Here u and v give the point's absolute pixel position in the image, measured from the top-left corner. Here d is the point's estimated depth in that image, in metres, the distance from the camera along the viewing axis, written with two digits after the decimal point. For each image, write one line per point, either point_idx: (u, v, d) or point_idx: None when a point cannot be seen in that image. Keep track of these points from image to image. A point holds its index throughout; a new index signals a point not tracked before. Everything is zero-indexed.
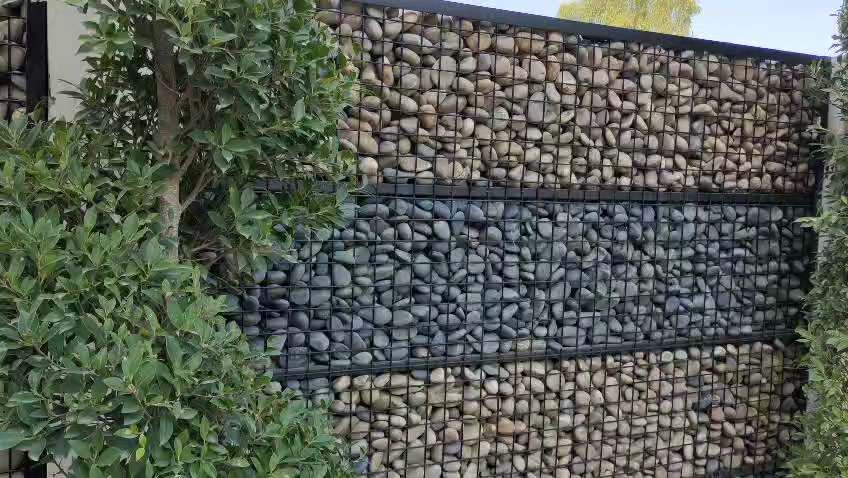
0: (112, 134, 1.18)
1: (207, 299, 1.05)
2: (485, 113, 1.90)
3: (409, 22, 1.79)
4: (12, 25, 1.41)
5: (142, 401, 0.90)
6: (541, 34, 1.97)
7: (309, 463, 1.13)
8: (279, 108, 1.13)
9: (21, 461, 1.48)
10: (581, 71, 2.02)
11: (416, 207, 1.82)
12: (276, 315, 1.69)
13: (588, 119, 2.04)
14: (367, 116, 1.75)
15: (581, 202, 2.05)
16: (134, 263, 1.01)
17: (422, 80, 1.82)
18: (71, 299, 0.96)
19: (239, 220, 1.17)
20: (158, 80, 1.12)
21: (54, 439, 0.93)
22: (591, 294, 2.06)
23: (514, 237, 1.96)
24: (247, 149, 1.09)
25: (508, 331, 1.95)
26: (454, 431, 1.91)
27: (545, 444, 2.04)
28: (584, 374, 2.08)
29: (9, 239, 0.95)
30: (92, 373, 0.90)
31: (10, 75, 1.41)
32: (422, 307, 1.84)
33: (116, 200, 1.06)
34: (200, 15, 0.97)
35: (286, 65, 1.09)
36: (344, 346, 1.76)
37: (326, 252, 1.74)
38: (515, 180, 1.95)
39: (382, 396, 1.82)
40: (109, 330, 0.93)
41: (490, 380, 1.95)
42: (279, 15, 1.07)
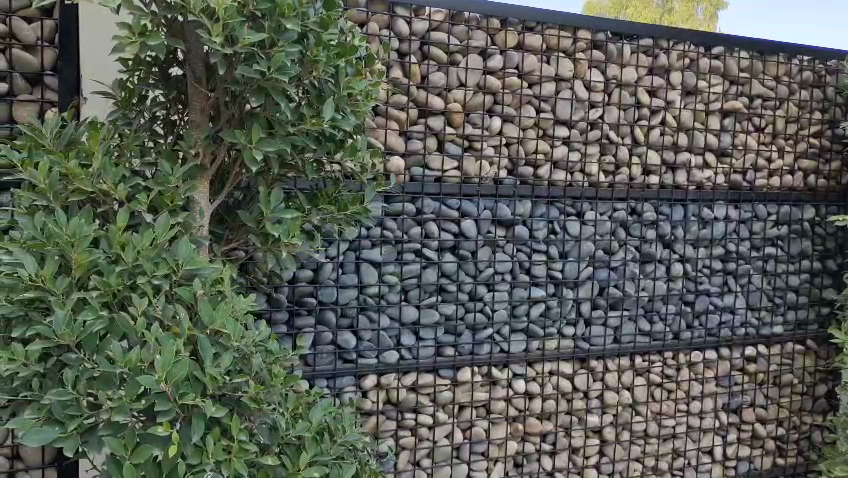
0: (144, 134, 1.19)
1: (237, 298, 1.05)
2: (512, 111, 1.89)
3: (436, 20, 1.78)
4: (44, 26, 1.43)
5: (175, 400, 0.91)
6: (569, 31, 1.95)
7: (338, 461, 1.13)
8: (309, 107, 1.13)
9: (54, 456, 1.51)
10: (609, 68, 2.00)
11: (443, 205, 1.82)
12: (304, 313, 1.70)
13: (616, 116, 2.02)
14: (395, 114, 1.75)
15: (610, 201, 2.03)
16: (165, 262, 1.01)
17: (449, 79, 1.81)
18: (105, 298, 0.97)
19: (268, 219, 1.18)
20: (190, 80, 1.13)
21: (88, 436, 0.93)
22: (619, 293, 2.05)
23: (541, 236, 1.95)
24: (276, 149, 1.09)
25: (536, 330, 1.94)
26: (481, 430, 1.90)
27: (572, 444, 2.03)
28: (612, 373, 2.07)
29: (44, 238, 0.99)
30: (125, 371, 0.91)
31: (43, 76, 1.44)
32: (449, 305, 1.84)
33: (148, 199, 1.07)
34: (231, 15, 0.98)
35: (316, 65, 1.09)
36: (372, 344, 1.76)
37: (353, 251, 1.74)
38: (542, 178, 1.94)
39: (409, 395, 1.82)
40: (142, 329, 0.95)
41: (517, 379, 1.95)
42: (309, 14, 1.07)
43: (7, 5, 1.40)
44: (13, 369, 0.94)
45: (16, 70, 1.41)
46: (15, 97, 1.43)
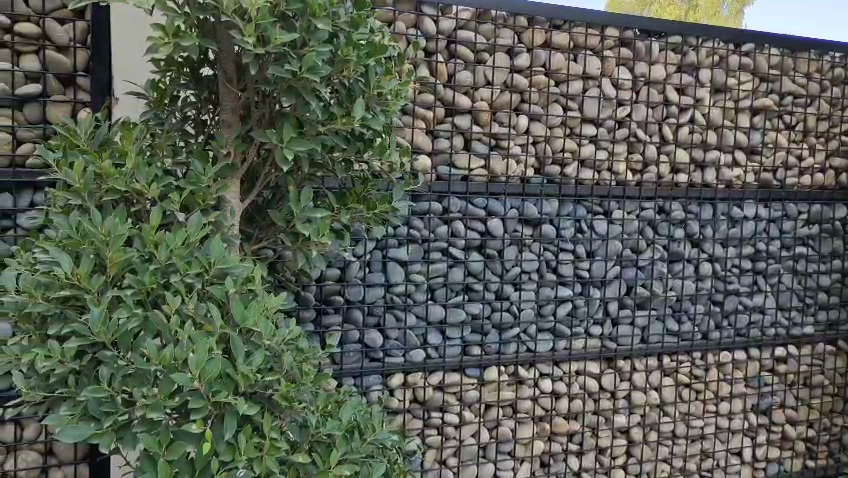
0: (175, 134, 1.20)
1: (268, 297, 1.06)
2: (539, 109, 1.88)
3: (463, 18, 1.78)
4: (77, 27, 1.46)
5: (208, 397, 0.92)
6: (596, 28, 1.94)
7: (369, 460, 1.14)
8: (339, 107, 1.14)
9: (86, 454, 1.53)
10: (637, 66, 1.99)
11: (470, 204, 1.82)
12: (331, 312, 1.70)
13: (644, 114, 2.00)
14: (422, 113, 1.75)
15: (637, 200, 2.02)
16: (198, 260, 1.02)
17: (476, 77, 1.81)
18: (139, 296, 0.98)
19: (298, 218, 1.19)
20: (221, 81, 1.13)
21: (123, 433, 0.94)
22: (647, 292, 2.03)
23: (568, 235, 1.94)
24: (307, 148, 1.10)
25: (563, 329, 1.93)
26: (507, 429, 1.90)
27: (599, 444, 2.02)
28: (640, 373, 2.05)
29: (79, 237, 1.00)
30: (160, 369, 0.92)
31: (76, 77, 1.46)
32: (475, 304, 1.84)
33: (180, 198, 1.08)
34: (263, 16, 0.98)
35: (346, 65, 1.09)
36: (398, 343, 1.77)
37: (380, 250, 1.75)
38: (569, 177, 1.93)
39: (435, 394, 1.82)
40: (175, 327, 0.96)
41: (544, 378, 1.94)
42: (340, 14, 1.08)
43: (41, 7, 1.43)
44: (50, 366, 0.96)
45: (49, 70, 1.44)
46: (48, 98, 1.45)
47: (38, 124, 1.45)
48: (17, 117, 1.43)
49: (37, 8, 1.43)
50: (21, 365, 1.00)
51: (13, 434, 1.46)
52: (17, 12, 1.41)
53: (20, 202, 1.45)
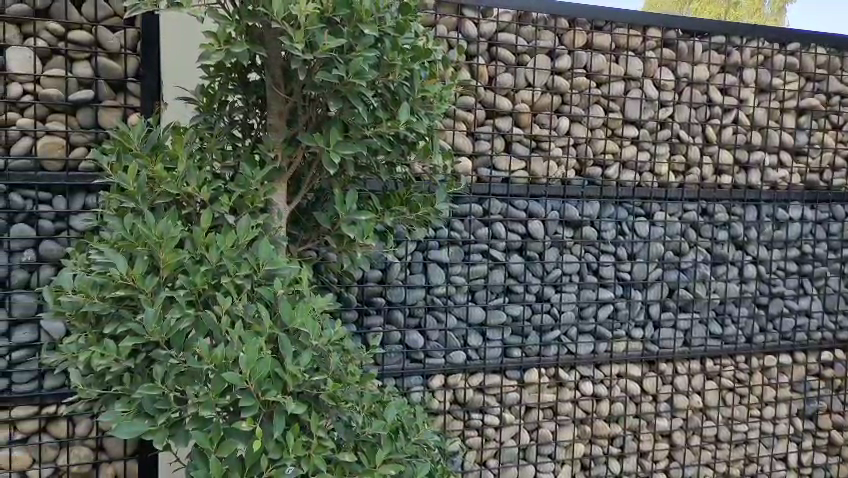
0: (224, 138, 1.23)
1: (315, 297, 1.08)
2: (580, 111, 1.88)
3: (504, 21, 1.79)
4: (128, 34, 1.50)
5: (258, 396, 0.93)
6: (638, 29, 1.93)
7: (413, 460, 1.15)
8: (384, 110, 1.15)
9: (136, 449, 1.57)
10: (680, 66, 1.98)
11: (510, 206, 1.83)
12: (372, 313, 1.72)
13: (687, 115, 1.99)
14: (463, 116, 1.76)
15: (680, 201, 2.00)
16: (247, 262, 1.04)
17: (517, 79, 1.82)
18: (191, 296, 1.01)
19: (343, 220, 1.20)
20: (269, 86, 1.15)
21: (176, 430, 0.96)
22: (690, 295, 2.01)
23: (610, 237, 1.93)
24: (353, 151, 1.12)
25: (604, 332, 1.92)
26: (547, 431, 1.90)
27: (641, 448, 2.00)
28: (682, 377, 2.03)
29: (133, 239, 1.03)
30: (211, 368, 0.94)
31: (126, 83, 1.50)
32: (515, 307, 1.84)
33: (230, 201, 1.10)
34: (312, 22, 1.01)
35: (392, 69, 1.11)
36: (439, 345, 1.78)
37: (421, 252, 1.76)
38: (611, 178, 1.92)
39: (476, 395, 1.83)
40: (225, 327, 0.98)
41: (585, 381, 1.93)
42: (386, 19, 1.09)
43: (94, 15, 1.48)
44: (105, 365, 0.99)
45: (100, 76, 1.48)
46: (100, 103, 1.49)
47: (90, 129, 1.49)
48: (71, 121, 1.47)
49: (90, 16, 1.47)
50: (78, 364, 1.04)
51: (65, 431, 1.51)
52: (70, 20, 1.46)
53: (73, 205, 1.49)
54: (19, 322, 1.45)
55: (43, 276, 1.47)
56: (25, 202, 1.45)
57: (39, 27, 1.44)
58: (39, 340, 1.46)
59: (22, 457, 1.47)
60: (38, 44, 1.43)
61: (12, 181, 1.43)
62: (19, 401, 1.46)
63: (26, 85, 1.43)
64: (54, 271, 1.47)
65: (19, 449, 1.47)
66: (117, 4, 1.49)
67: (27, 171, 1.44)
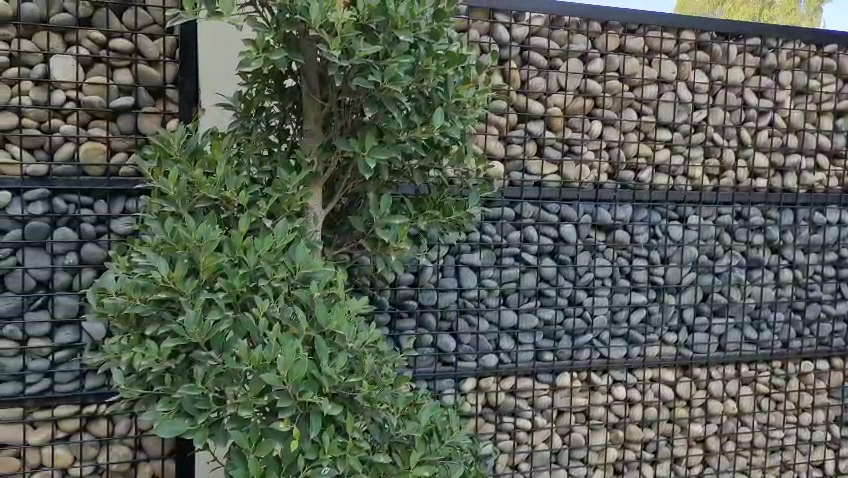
0: (261, 143, 1.25)
1: (350, 300, 1.09)
2: (613, 114, 1.87)
3: (536, 25, 1.79)
4: (167, 42, 1.53)
5: (295, 397, 0.95)
6: (672, 32, 1.92)
7: (447, 461, 1.16)
8: (419, 115, 1.16)
9: (173, 449, 1.60)
10: (715, 69, 1.96)
11: (543, 210, 1.83)
12: (405, 316, 1.73)
13: (722, 118, 1.97)
14: (495, 120, 1.77)
15: (714, 205, 1.98)
16: (284, 265, 1.05)
17: (549, 83, 1.82)
18: (230, 299, 1.03)
19: (378, 224, 1.22)
20: (305, 92, 1.18)
21: (215, 429, 0.98)
22: (724, 299, 1.99)
23: (643, 240, 1.92)
24: (387, 156, 1.13)
25: (637, 336, 1.91)
26: (580, 436, 1.89)
27: (674, 453, 1.99)
28: (717, 382, 2.01)
29: (175, 242, 1.06)
30: (250, 369, 0.96)
31: (166, 89, 1.54)
32: (548, 310, 1.84)
33: (267, 205, 1.12)
34: (348, 30, 1.03)
35: (427, 74, 1.12)
36: (471, 348, 1.78)
37: (453, 255, 1.77)
38: (644, 182, 1.91)
39: (508, 398, 1.83)
40: (263, 329, 1.00)
41: (618, 385, 1.92)
42: (421, 25, 1.10)
43: (134, 23, 1.51)
44: (146, 365, 1.02)
45: (140, 84, 1.51)
46: (139, 109, 1.52)
47: (130, 134, 1.52)
48: (112, 127, 1.51)
49: (130, 24, 1.51)
50: (120, 364, 1.07)
51: (106, 430, 1.54)
52: (111, 28, 1.50)
53: (113, 209, 1.52)
54: (61, 323, 1.49)
55: (85, 278, 1.51)
56: (68, 207, 1.49)
57: (81, 35, 1.48)
58: (81, 341, 1.50)
59: (64, 455, 1.51)
60: (81, 52, 1.47)
61: (55, 186, 1.47)
62: (62, 400, 1.50)
63: (69, 92, 1.47)
64: (95, 273, 1.51)
65: (61, 447, 1.51)
66: (156, 12, 1.53)
67: (70, 176, 1.49)
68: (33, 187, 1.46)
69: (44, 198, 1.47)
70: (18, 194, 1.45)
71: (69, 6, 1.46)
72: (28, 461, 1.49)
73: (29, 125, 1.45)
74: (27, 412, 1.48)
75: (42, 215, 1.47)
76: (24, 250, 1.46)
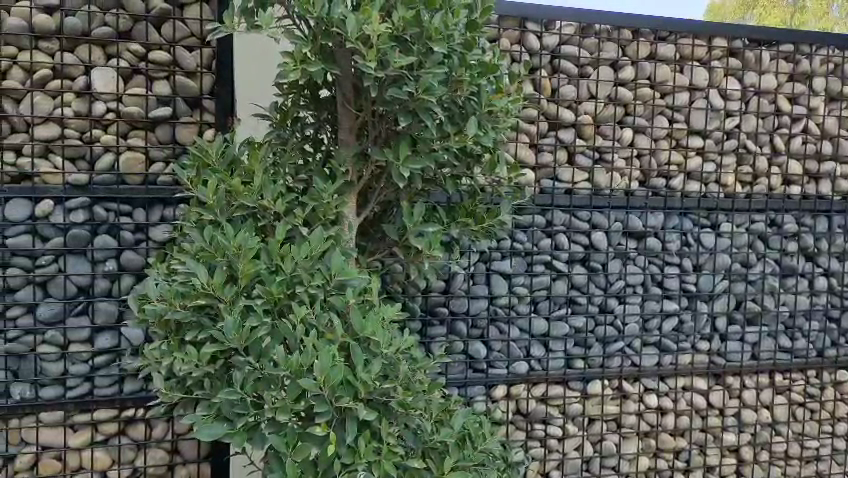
0: (297, 153, 1.27)
1: (385, 307, 1.11)
2: (644, 121, 1.87)
3: (567, 33, 1.80)
4: (204, 53, 1.57)
5: (332, 402, 0.96)
6: (704, 39, 1.92)
7: (479, 467, 1.18)
8: (452, 124, 1.18)
9: (208, 453, 1.62)
10: (747, 75, 1.96)
11: (573, 217, 1.83)
12: (436, 323, 1.74)
13: (754, 124, 1.96)
14: (526, 128, 1.78)
15: (747, 212, 1.97)
16: (320, 272, 1.07)
17: (580, 91, 1.82)
18: (269, 305, 1.05)
19: (411, 231, 1.23)
20: (340, 101, 1.20)
21: (254, 433, 1.00)
22: (758, 307, 1.98)
23: (675, 248, 1.91)
24: (422, 165, 1.15)
25: (669, 344, 1.90)
26: (611, 444, 1.88)
27: (707, 462, 1.97)
28: (750, 391, 2.00)
29: (214, 250, 1.08)
30: (288, 374, 0.98)
31: (203, 99, 1.57)
32: (579, 318, 1.84)
33: (303, 213, 1.14)
34: (384, 41, 1.05)
35: (461, 84, 1.13)
36: (502, 355, 1.79)
37: (483, 262, 1.78)
38: (676, 189, 1.90)
39: (539, 406, 1.83)
40: (300, 335, 1.02)
41: (649, 393, 1.91)
42: (455, 36, 1.12)
43: (173, 36, 1.55)
44: (187, 369, 1.05)
45: (178, 94, 1.55)
46: (177, 120, 1.55)
47: (168, 144, 1.56)
48: (150, 138, 1.55)
49: (169, 37, 1.55)
50: (161, 368, 1.10)
51: (144, 432, 1.57)
52: (151, 41, 1.53)
53: (151, 217, 1.56)
54: (101, 328, 1.53)
55: (125, 284, 1.54)
56: (108, 214, 1.52)
57: (122, 48, 1.51)
58: (120, 346, 1.54)
59: (103, 458, 1.54)
60: (121, 64, 1.51)
61: (96, 194, 1.51)
62: (102, 404, 1.53)
63: (109, 103, 1.51)
64: (134, 279, 1.55)
65: (100, 450, 1.54)
66: (194, 25, 1.56)
67: (110, 184, 1.52)
68: (75, 196, 1.50)
69: (85, 206, 1.51)
70: (60, 202, 1.49)
71: (110, 20, 1.51)
72: (68, 463, 1.53)
73: (71, 136, 1.49)
74: (68, 415, 1.52)
75: (83, 222, 1.50)
76: (66, 257, 1.50)
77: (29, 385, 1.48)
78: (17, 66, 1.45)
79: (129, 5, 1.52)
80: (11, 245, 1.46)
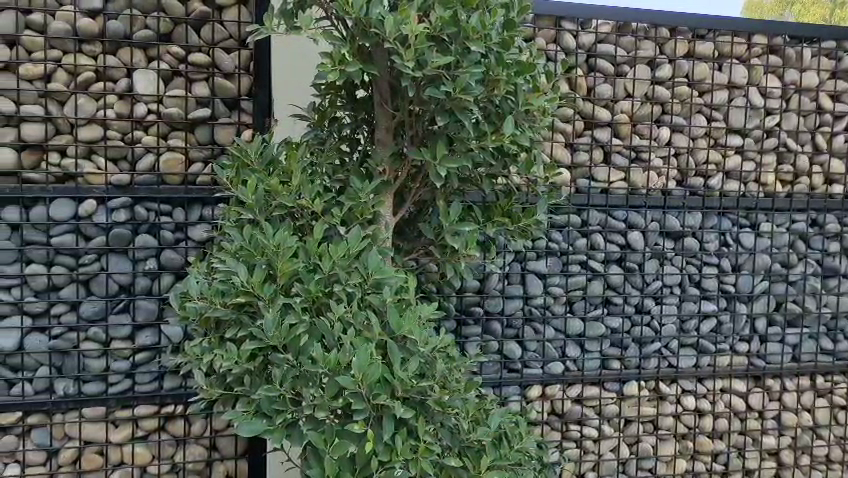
0: (334, 153, 1.28)
1: (421, 305, 1.11)
2: (682, 120, 1.85)
3: (603, 32, 1.79)
4: (242, 55, 1.59)
5: (369, 400, 0.97)
6: (743, 36, 1.89)
7: (516, 467, 1.17)
8: (489, 123, 1.18)
9: (245, 449, 1.64)
10: (787, 73, 1.93)
11: (610, 217, 1.82)
12: (471, 323, 1.74)
13: (795, 123, 1.93)
14: (561, 127, 1.77)
15: (788, 211, 1.94)
16: (358, 271, 1.08)
17: (616, 90, 1.81)
18: (307, 304, 1.06)
19: (448, 231, 1.23)
20: (376, 101, 1.21)
21: (292, 430, 1.01)
22: (799, 308, 1.94)
23: (713, 248, 1.88)
24: (458, 165, 1.15)
25: (707, 345, 1.88)
26: (648, 446, 1.87)
27: (746, 466, 1.94)
28: (791, 393, 1.96)
29: (253, 249, 1.10)
30: (326, 371, 0.99)
31: (241, 101, 1.59)
32: (615, 318, 1.82)
33: (341, 213, 1.15)
34: (421, 42, 1.06)
35: (497, 83, 1.13)
36: (537, 355, 1.78)
37: (519, 262, 1.77)
38: (714, 189, 1.88)
39: (574, 406, 1.82)
40: (338, 333, 1.03)
41: (687, 395, 1.89)
42: (492, 35, 1.12)
43: (211, 38, 1.57)
44: (227, 366, 1.06)
45: (216, 96, 1.57)
46: (216, 121, 1.58)
47: (207, 145, 1.58)
48: (190, 138, 1.57)
49: (208, 39, 1.57)
50: (202, 365, 1.11)
51: (183, 429, 1.60)
52: (190, 43, 1.56)
53: (190, 216, 1.58)
54: (142, 326, 1.55)
55: (165, 282, 1.57)
56: (149, 214, 1.55)
57: (162, 51, 1.54)
58: (160, 343, 1.56)
59: (143, 453, 1.57)
60: (161, 66, 1.54)
61: (137, 194, 1.53)
62: (142, 400, 1.56)
63: (150, 104, 1.54)
64: (173, 278, 1.57)
65: (141, 445, 1.57)
66: (233, 27, 1.58)
67: (150, 185, 1.55)
68: (118, 196, 1.53)
69: (127, 206, 1.54)
70: (103, 202, 1.52)
71: (151, 23, 1.53)
72: (110, 459, 1.56)
73: (113, 137, 1.52)
74: (109, 411, 1.55)
75: (125, 222, 1.53)
76: (108, 256, 1.53)
77: (72, 381, 1.52)
78: (62, 69, 1.49)
79: (170, 8, 1.54)
80: (56, 245, 1.50)
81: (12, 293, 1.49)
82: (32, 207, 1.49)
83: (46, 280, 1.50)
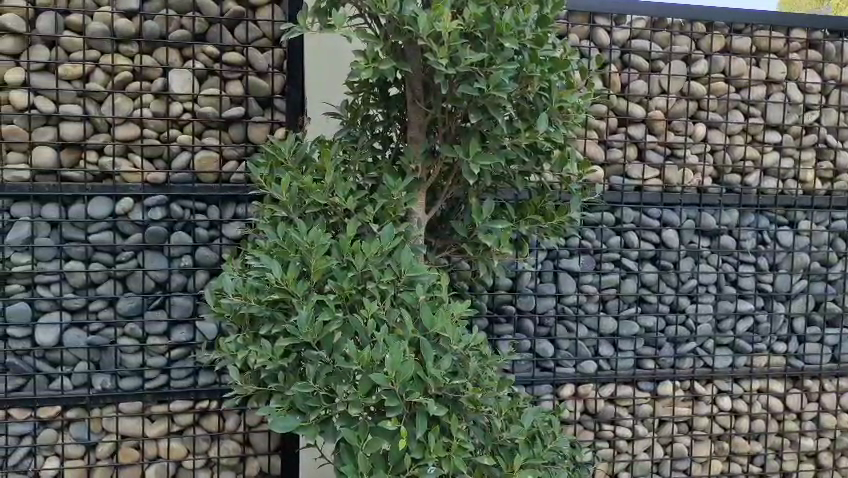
0: (367, 151, 1.28)
1: (454, 303, 1.11)
2: (718, 117, 1.83)
3: (637, 27, 1.77)
4: (275, 54, 1.60)
5: (402, 397, 0.97)
6: (781, 31, 1.86)
7: (549, 466, 1.17)
8: (522, 120, 1.17)
9: (278, 445, 1.65)
10: (828, 68, 1.89)
11: (644, 214, 1.80)
12: (503, 321, 1.73)
13: (835, 118, 1.89)
14: (595, 124, 1.76)
15: (827, 209, 1.90)
16: (391, 269, 1.08)
17: (651, 86, 1.79)
18: (340, 301, 1.06)
19: (480, 229, 1.23)
20: (409, 98, 1.20)
21: (325, 426, 1.02)
22: (838, 308, 1.91)
23: (750, 246, 1.85)
24: (491, 162, 1.14)
25: (744, 345, 1.85)
26: (683, 446, 1.84)
27: (783, 467, 1.91)
28: (829, 395, 1.93)
29: (287, 246, 1.11)
30: (359, 368, 0.99)
31: (274, 99, 1.60)
32: (649, 317, 1.80)
33: (373, 210, 1.15)
34: (454, 39, 1.06)
35: (531, 80, 1.13)
36: (570, 354, 1.77)
37: (551, 260, 1.76)
38: (751, 187, 1.85)
39: (607, 406, 1.80)
40: (371, 330, 1.03)
41: (723, 395, 1.86)
42: (526, 31, 1.11)
43: (245, 37, 1.58)
44: (262, 363, 1.07)
45: (250, 94, 1.58)
46: (250, 119, 1.59)
47: (241, 143, 1.59)
48: (224, 137, 1.58)
49: (242, 38, 1.58)
50: (236, 362, 1.12)
51: (217, 425, 1.61)
52: (225, 42, 1.57)
53: (224, 214, 1.60)
54: (177, 322, 1.57)
55: (200, 280, 1.58)
56: (184, 212, 1.57)
57: (197, 50, 1.56)
58: (195, 339, 1.58)
59: (178, 448, 1.59)
60: (197, 66, 1.56)
61: (173, 192, 1.55)
62: (177, 396, 1.58)
63: (185, 103, 1.56)
64: (208, 275, 1.59)
65: (176, 440, 1.59)
66: (266, 26, 1.59)
67: (185, 183, 1.57)
68: (154, 194, 1.55)
69: (163, 204, 1.56)
70: (139, 200, 1.55)
71: (187, 23, 1.55)
72: (146, 453, 1.58)
73: (149, 136, 1.54)
74: (146, 406, 1.57)
75: (161, 219, 1.55)
76: (145, 253, 1.55)
77: (110, 376, 1.54)
78: (100, 69, 1.51)
79: (205, 8, 1.56)
80: (94, 242, 1.52)
81: (52, 289, 1.51)
82: (71, 206, 1.52)
83: (85, 277, 1.53)
